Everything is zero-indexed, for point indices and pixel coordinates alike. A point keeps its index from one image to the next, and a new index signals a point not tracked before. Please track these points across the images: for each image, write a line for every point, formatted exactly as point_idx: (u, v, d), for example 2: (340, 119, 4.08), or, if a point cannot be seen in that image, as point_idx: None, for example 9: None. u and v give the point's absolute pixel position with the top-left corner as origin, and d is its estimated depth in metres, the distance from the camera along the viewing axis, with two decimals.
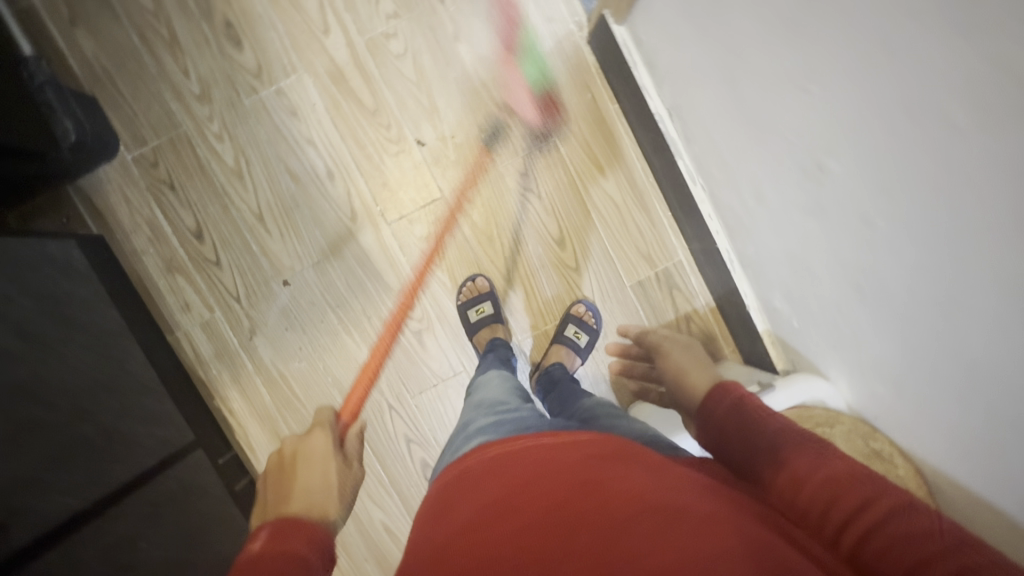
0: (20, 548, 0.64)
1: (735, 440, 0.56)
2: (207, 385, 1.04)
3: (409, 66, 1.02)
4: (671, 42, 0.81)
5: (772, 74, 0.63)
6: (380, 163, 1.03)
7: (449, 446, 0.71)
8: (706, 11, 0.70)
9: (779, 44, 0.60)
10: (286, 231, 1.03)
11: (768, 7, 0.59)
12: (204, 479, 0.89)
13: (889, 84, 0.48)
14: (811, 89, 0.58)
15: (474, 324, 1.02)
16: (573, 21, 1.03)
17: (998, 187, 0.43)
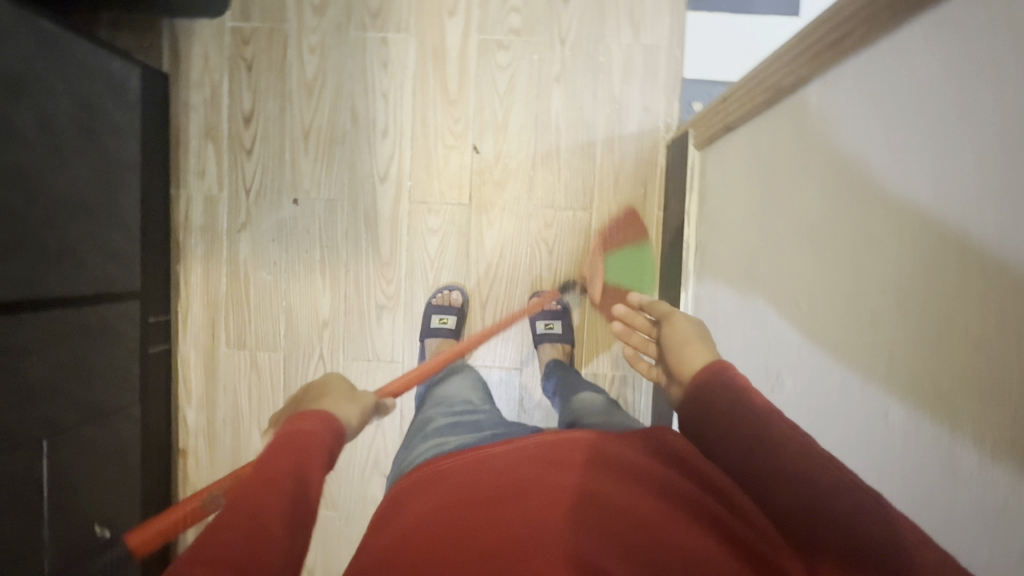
0: None
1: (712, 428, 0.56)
2: (179, 248, 1.09)
3: (504, 80, 1.05)
4: (722, 195, 0.85)
5: (778, 280, 0.67)
6: (432, 147, 1.06)
7: (404, 447, 0.73)
8: (758, 193, 0.73)
9: (795, 262, 0.63)
10: (320, 159, 1.07)
11: (801, 224, 0.62)
12: (124, 328, 0.94)
13: (882, 326, 0.50)
14: (819, 300, 0.59)
15: (432, 329, 1.05)
16: (666, 120, 1.05)
17: (910, 485, 0.47)
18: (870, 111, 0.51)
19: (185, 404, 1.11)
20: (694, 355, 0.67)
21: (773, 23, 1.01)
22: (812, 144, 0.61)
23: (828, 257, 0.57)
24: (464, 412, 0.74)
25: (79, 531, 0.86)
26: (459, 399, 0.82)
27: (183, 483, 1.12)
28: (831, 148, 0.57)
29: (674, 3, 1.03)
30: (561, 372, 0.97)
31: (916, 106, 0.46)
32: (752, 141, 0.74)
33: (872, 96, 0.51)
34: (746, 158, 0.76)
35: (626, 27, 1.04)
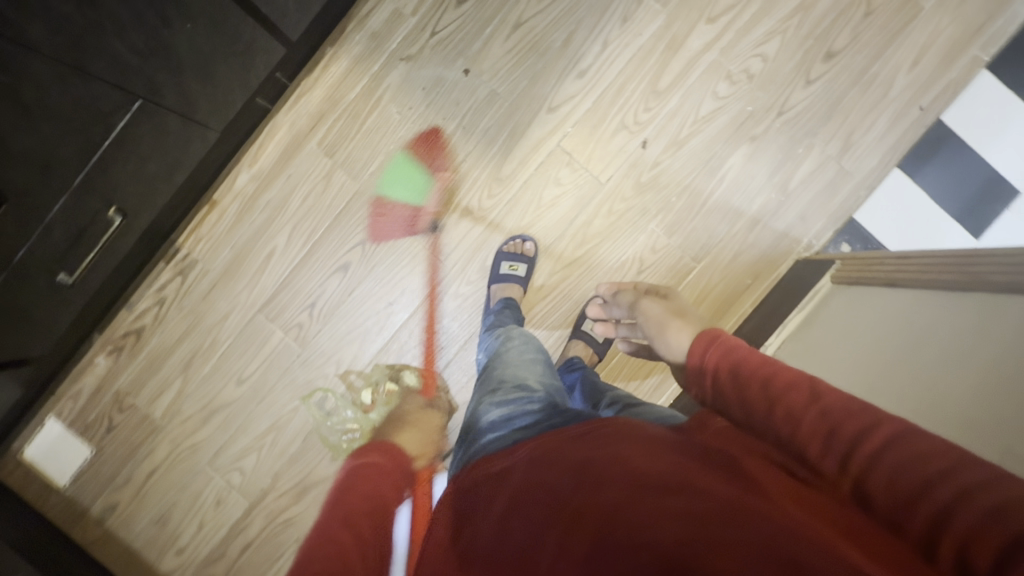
0: None
1: (745, 395, 0.53)
2: (339, 34, 1.05)
3: (710, 107, 1.04)
4: (835, 315, 0.86)
5: (885, 372, 0.69)
6: (610, 115, 1.04)
7: (463, 440, 0.74)
8: (881, 316, 0.76)
9: (911, 364, 0.66)
10: (513, 54, 1.05)
11: (924, 338, 0.67)
12: (257, 63, 0.90)
13: (975, 445, 0.54)
14: (926, 396, 0.62)
15: (501, 274, 1.03)
16: (811, 239, 1.04)
17: None
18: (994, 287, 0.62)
19: (244, 164, 1.07)
20: (678, 329, 0.75)
21: (950, 230, 1.04)
22: (930, 305, 0.69)
23: (928, 393, 0.62)
24: (517, 406, 0.72)
25: (97, 200, 0.81)
26: (516, 380, 0.79)
27: (191, 229, 1.08)
28: (950, 310, 0.66)
29: (891, 152, 1.03)
30: (584, 370, 0.97)
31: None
32: (856, 302, 0.83)
33: (997, 275, 0.62)
34: (853, 311, 0.82)
35: (838, 140, 1.03)
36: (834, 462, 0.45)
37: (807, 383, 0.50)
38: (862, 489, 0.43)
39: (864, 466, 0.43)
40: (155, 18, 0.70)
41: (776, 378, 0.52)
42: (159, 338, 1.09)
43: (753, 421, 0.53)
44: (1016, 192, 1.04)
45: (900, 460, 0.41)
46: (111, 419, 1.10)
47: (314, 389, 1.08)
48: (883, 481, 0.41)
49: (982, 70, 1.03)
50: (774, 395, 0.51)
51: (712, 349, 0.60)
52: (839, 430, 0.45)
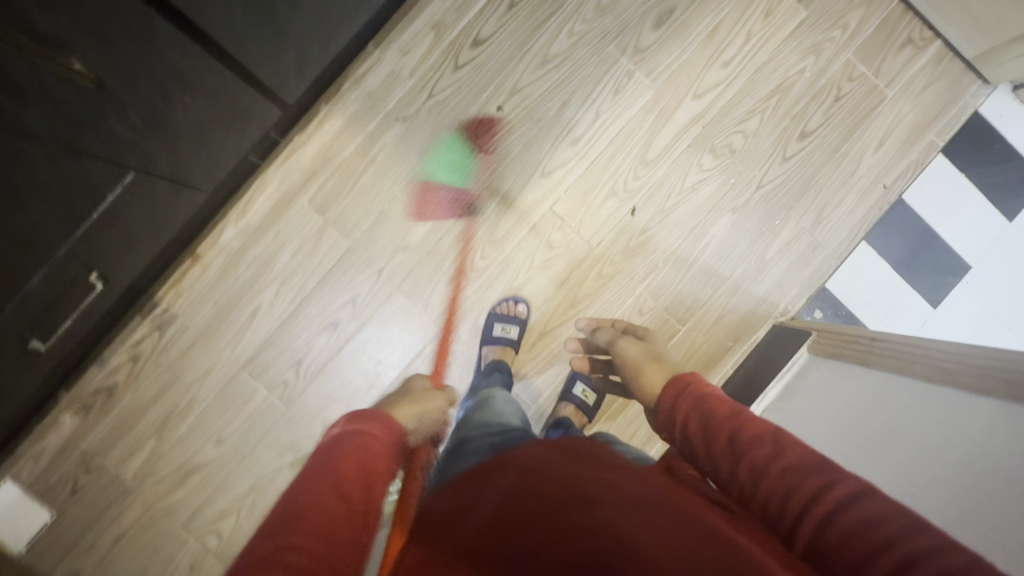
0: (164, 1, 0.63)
1: (718, 444, 0.56)
2: (334, 92, 1.05)
3: (695, 179, 1.09)
4: (817, 388, 0.92)
5: (865, 442, 0.75)
6: (601, 182, 1.08)
7: (443, 466, 0.72)
8: (861, 386, 0.83)
9: (885, 440, 0.73)
10: (509, 119, 1.07)
11: (895, 416, 0.74)
12: (253, 125, 0.89)
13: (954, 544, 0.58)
14: (906, 470, 0.67)
15: (494, 336, 1.04)
16: (787, 304, 1.10)
17: None
18: (960, 387, 0.69)
19: (232, 219, 1.04)
20: (653, 371, 0.77)
21: (911, 299, 1.13)
22: (906, 390, 0.75)
23: (902, 485, 0.67)
24: (496, 438, 0.71)
25: (78, 266, 0.78)
26: (498, 420, 0.79)
27: (172, 283, 1.04)
28: (920, 402, 0.72)
29: (858, 226, 1.11)
30: (568, 428, 0.98)
31: (1003, 386, 0.63)
32: (836, 374, 0.90)
33: (963, 374, 0.69)
34: (837, 382, 0.89)
35: (811, 214, 1.10)
36: (792, 515, 0.48)
37: (771, 436, 0.53)
38: (819, 546, 0.46)
39: (820, 522, 0.46)
40: (153, 93, 0.69)
41: (743, 429, 0.55)
42: (132, 396, 1.04)
43: (719, 470, 0.56)
44: (968, 266, 1.13)
45: (856, 519, 0.44)
46: (76, 481, 1.04)
47: (298, 451, 1.06)
48: (838, 537, 0.45)
49: (938, 154, 1.12)
50: (741, 449, 0.54)
51: (681, 399, 0.64)
52: (801, 485, 0.48)
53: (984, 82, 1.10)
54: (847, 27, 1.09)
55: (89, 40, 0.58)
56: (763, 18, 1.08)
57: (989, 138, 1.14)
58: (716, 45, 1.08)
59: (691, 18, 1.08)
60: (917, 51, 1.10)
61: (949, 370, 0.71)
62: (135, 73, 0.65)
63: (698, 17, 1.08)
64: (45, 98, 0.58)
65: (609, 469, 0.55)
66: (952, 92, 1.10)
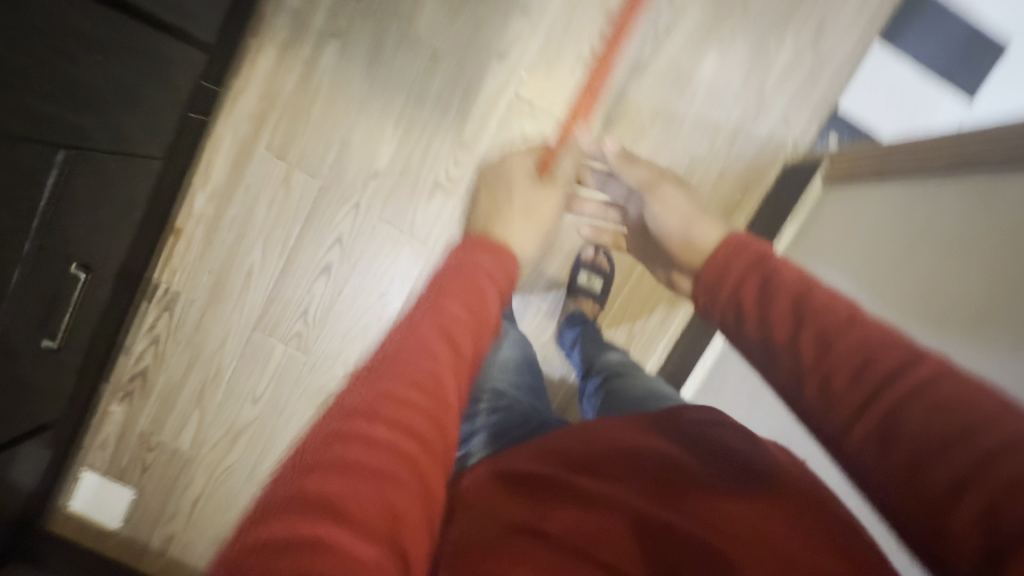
0: None
1: (787, 327, 0.51)
2: (257, 21, 0.96)
3: (669, 19, 0.96)
4: (828, 233, 0.84)
5: (881, 291, 0.68)
6: (564, 50, 0.97)
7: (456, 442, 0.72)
8: (879, 224, 0.74)
9: (896, 289, 0.67)
10: (448, 4, 0.96)
11: (910, 261, 0.66)
12: (177, 73, 0.83)
13: (994, 350, 0.54)
14: (923, 313, 0.63)
15: None
16: (796, 140, 0.99)
17: None
18: (1012, 155, 0.59)
19: (198, 185, 1.02)
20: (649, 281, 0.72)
21: (942, 100, 1.00)
22: (920, 220, 0.68)
23: (940, 292, 0.61)
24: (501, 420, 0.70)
25: (57, 260, 0.78)
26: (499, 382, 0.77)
27: (163, 263, 1.04)
28: (963, 193, 0.64)
29: (869, 27, 0.96)
30: (584, 325, 0.97)
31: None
32: (854, 200, 0.81)
33: (1013, 138, 0.59)
34: (858, 200, 0.80)
35: (811, 28, 0.96)
36: (855, 399, 0.43)
37: (848, 309, 0.49)
38: (889, 431, 0.41)
39: (897, 402, 0.41)
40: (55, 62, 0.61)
41: (810, 298, 0.51)
42: (165, 377, 1.09)
43: (775, 350, 0.51)
44: (1005, 44, 0.98)
45: (935, 400, 0.39)
46: (143, 460, 1.12)
47: (329, 395, 1.09)
48: (912, 419, 0.40)
49: None
50: (807, 315, 0.50)
51: (738, 258, 0.61)
52: (879, 357, 0.44)
53: None
54: None
55: None
56: None
57: None
58: None
59: None
60: None
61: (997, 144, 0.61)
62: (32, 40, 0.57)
63: None
64: None
65: (614, 466, 0.55)
66: None
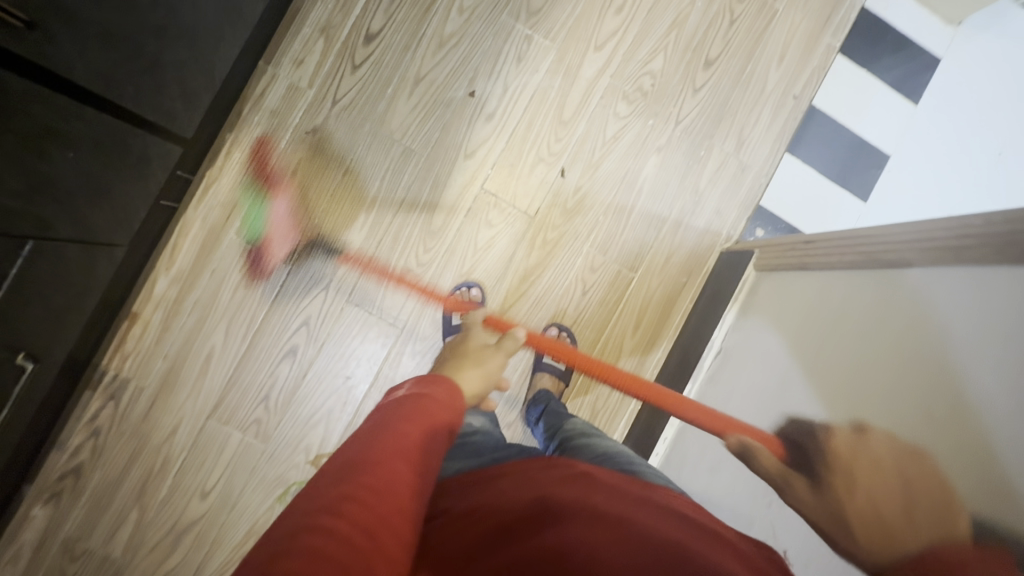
0: (27, 60, 0.57)
1: None
2: (235, 118, 1.02)
3: (616, 127, 1.10)
4: (765, 316, 0.94)
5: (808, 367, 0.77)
6: (525, 149, 1.08)
7: None
8: (801, 313, 0.84)
9: (818, 363, 0.76)
10: (420, 108, 1.06)
11: (831, 338, 0.76)
12: (154, 165, 0.85)
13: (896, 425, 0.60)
14: (841, 390, 0.69)
15: (453, 325, 1.04)
16: (728, 230, 1.13)
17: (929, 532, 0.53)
18: (901, 253, 0.71)
19: (161, 270, 1.01)
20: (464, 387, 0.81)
21: (845, 200, 1.18)
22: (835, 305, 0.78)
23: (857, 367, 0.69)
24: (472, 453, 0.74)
25: (6, 354, 0.73)
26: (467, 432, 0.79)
27: (114, 348, 1.00)
28: (870, 278, 0.74)
29: (779, 140, 1.14)
30: (548, 402, 1.00)
31: (927, 254, 0.66)
32: (785, 284, 0.92)
33: (888, 251, 0.72)
34: (786, 291, 0.91)
35: (732, 138, 1.13)
36: None
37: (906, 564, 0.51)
38: None
39: None
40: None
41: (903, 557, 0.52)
42: (102, 472, 1.01)
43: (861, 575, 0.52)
44: (886, 156, 1.18)
45: None
46: (64, 572, 0.99)
47: (287, 485, 1.04)
48: None
49: (838, 55, 1.15)
50: None
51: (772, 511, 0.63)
52: None
53: None
54: None
55: None
56: None
57: (879, 29, 1.16)
58: None
59: None
60: None
61: (880, 257, 0.74)
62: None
63: None
64: None
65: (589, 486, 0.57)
66: None
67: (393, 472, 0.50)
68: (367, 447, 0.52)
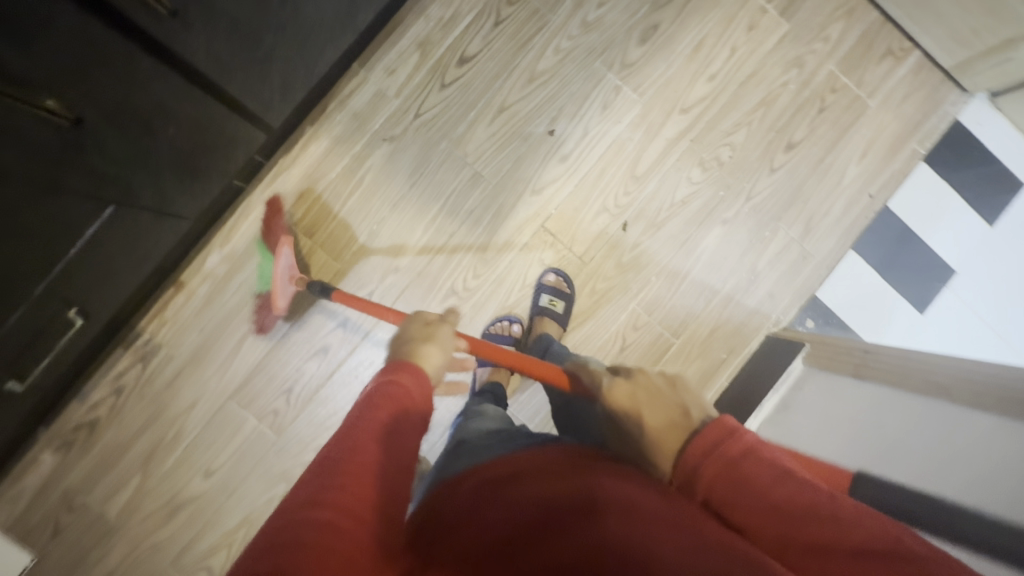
0: (152, 36, 0.58)
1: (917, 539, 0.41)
2: (318, 113, 1.03)
3: (685, 192, 1.09)
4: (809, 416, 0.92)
5: None
6: (592, 196, 1.08)
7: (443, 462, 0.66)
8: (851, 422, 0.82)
9: None
10: (497, 136, 1.06)
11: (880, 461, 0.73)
12: (240, 150, 0.86)
13: None
14: None
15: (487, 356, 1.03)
16: (778, 315, 1.10)
17: None
18: (969, 393, 0.68)
19: (215, 244, 1.02)
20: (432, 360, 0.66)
21: (901, 306, 1.12)
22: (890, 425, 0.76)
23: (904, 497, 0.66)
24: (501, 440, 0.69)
25: (58, 306, 0.75)
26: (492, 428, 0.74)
27: (154, 312, 1.01)
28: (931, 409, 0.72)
29: (846, 235, 1.12)
30: None
31: (1001, 402, 0.63)
32: (832, 388, 0.91)
33: (957, 386, 0.70)
34: (835, 395, 0.90)
35: (800, 225, 1.11)
36: None
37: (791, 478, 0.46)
38: None
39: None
40: (57, 63, 0.51)
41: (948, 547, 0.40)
42: (115, 431, 1.01)
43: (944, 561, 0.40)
44: (952, 271, 1.13)
45: None
46: (57, 521, 0.99)
47: (290, 481, 1.03)
48: None
49: (921, 163, 1.14)
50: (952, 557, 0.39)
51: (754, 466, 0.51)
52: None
53: (962, 91, 1.13)
54: (829, 40, 1.11)
55: (67, 79, 0.53)
56: (747, 33, 1.09)
57: (969, 144, 1.14)
58: (701, 59, 1.09)
59: (675, 34, 1.08)
60: (897, 62, 1.12)
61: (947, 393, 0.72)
62: (13, 10, 0.46)
63: (681, 33, 1.09)
64: (24, 141, 0.52)
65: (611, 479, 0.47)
66: (931, 103, 1.13)
67: (369, 461, 0.45)
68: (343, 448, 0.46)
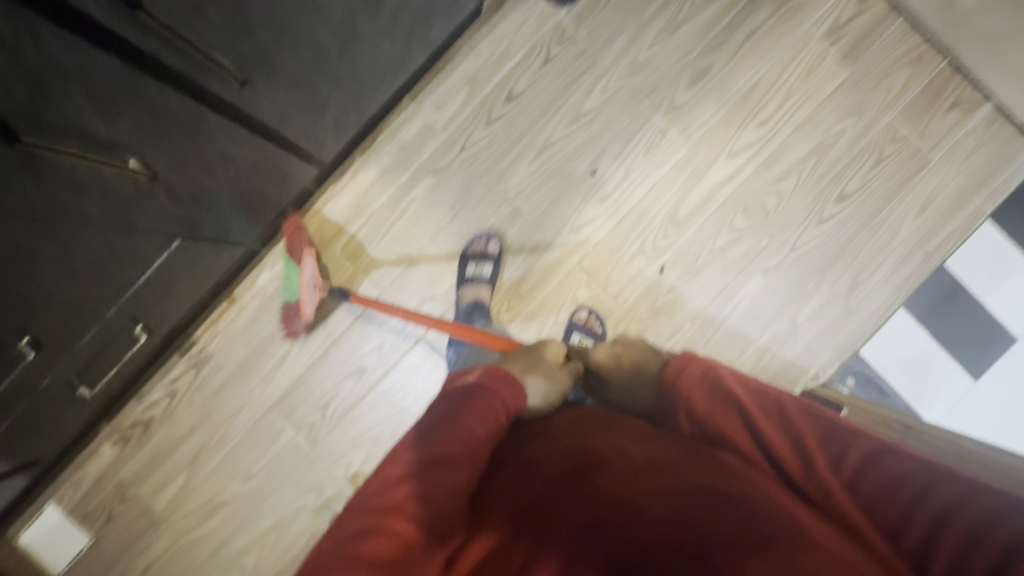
0: (223, 98, 0.64)
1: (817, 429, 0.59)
2: (369, 144, 1.08)
3: (726, 238, 1.07)
4: None
5: None
6: (630, 237, 1.07)
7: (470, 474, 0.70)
8: None
9: None
10: (539, 174, 1.08)
11: None
12: (295, 184, 0.91)
13: None
14: None
15: None
16: (817, 370, 1.07)
17: None
18: None
19: (267, 264, 1.08)
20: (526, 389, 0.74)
21: (952, 370, 1.09)
22: None
23: None
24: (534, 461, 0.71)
25: (126, 325, 0.82)
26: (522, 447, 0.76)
27: (208, 324, 1.08)
28: None
29: (896, 293, 1.07)
30: None
31: None
32: None
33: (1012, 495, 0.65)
34: None
35: (847, 278, 1.07)
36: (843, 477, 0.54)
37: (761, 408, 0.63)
38: (861, 482, 0.53)
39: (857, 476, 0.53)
40: (138, 127, 0.57)
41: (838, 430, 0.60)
42: (167, 430, 1.09)
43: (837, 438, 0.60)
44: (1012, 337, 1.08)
45: (882, 474, 0.53)
46: (112, 508, 1.08)
47: (321, 492, 1.08)
48: (870, 483, 0.53)
49: (985, 221, 1.07)
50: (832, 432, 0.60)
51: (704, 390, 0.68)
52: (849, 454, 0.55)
53: None
54: (892, 88, 1.06)
55: (147, 138, 0.59)
56: (803, 78, 1.06)
57: None
58: (752, 104, 1.07)
59: (726, 77, 1.06)
60: (966, 113, 1.06)
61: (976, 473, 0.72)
62: (104, 88, 0.52)
63: (733, 77, 1.07)
64: (105, 191, 0.58)
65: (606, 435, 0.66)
66: (1002, 158, 1.06)
67: (423, 478, 0.57)
68: (421, 440, 0.60)
